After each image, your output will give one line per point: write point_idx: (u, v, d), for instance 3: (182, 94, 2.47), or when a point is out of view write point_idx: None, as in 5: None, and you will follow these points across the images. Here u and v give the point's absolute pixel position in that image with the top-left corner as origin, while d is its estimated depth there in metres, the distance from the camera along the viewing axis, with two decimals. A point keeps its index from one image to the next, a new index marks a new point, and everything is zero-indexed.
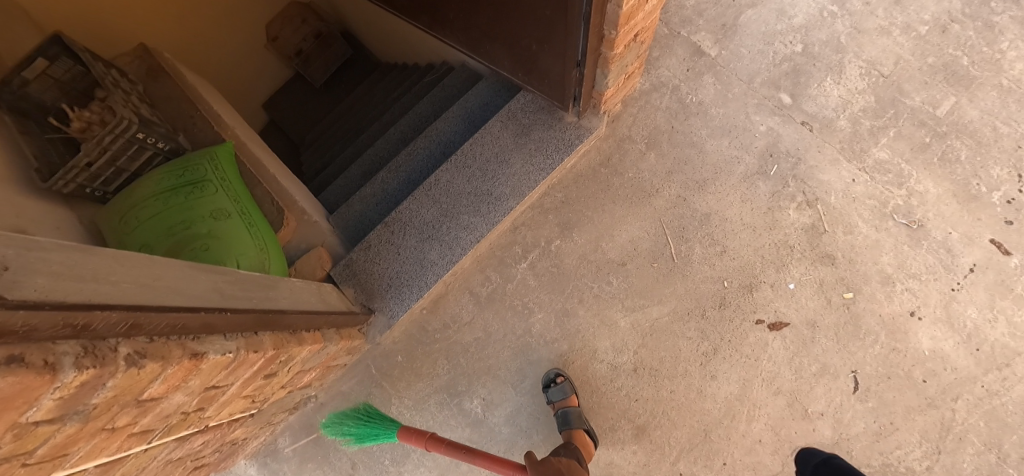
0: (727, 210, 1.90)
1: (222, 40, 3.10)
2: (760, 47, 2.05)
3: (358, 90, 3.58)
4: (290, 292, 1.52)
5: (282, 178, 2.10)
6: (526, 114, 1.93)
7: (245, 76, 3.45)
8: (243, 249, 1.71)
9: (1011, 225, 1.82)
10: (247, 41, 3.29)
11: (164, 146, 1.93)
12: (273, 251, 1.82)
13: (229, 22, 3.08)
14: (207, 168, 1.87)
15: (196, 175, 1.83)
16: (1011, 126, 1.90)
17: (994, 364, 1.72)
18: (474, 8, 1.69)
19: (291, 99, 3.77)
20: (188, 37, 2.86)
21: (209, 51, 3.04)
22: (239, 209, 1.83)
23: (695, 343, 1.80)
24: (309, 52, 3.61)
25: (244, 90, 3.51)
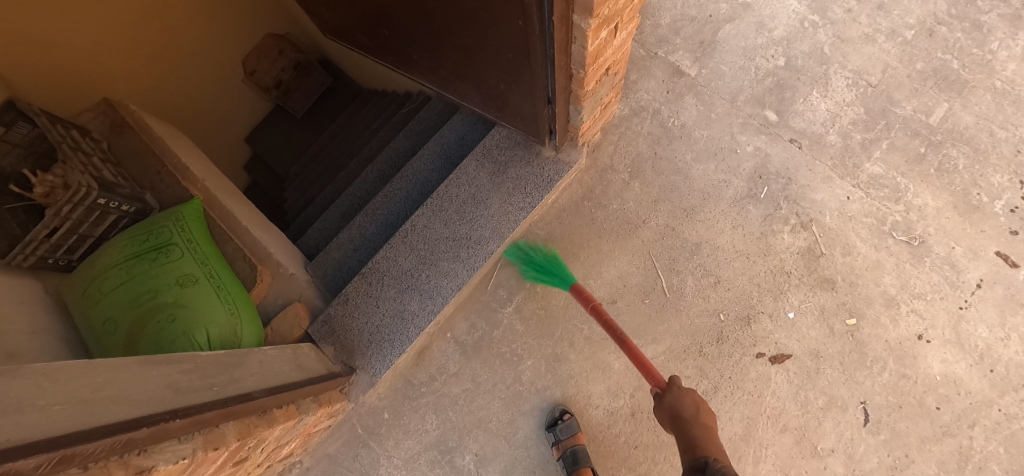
0: (719, 238, 1.81)
1: (204, 82, 2.98)
2: (741, 63, 1.97)
3: (343, 117, 3.40)
4: (259, 366, 1.43)
5: (255, 230, 2.00)
6: (501, 151, 1.85)
7: (227, 116, 3.26)
8: (211, 315, 1.60)
9: (1017, 235, 1.73)
10: (228, 80, 3.16)
11: (129, 208, 1.82)
12: (245, 313, 1.72)
13: (209, 63, 2.96)
14: (173, 230, 1.76)
15: (160, 238, 1.72)
16: (1008, 130, 1.82)
17: (1009, 385, 1.63)
18: (437, 52, 1.60)
19: (274, 133, 3.53)
20: (170, 84, 2.75)
21: (193, 96, 2.92)
22: (208, 271, 1.72)
23: (694, 382, 1.71)
24: (290, 83, 3.47)
25: (226, 131, 3.29)
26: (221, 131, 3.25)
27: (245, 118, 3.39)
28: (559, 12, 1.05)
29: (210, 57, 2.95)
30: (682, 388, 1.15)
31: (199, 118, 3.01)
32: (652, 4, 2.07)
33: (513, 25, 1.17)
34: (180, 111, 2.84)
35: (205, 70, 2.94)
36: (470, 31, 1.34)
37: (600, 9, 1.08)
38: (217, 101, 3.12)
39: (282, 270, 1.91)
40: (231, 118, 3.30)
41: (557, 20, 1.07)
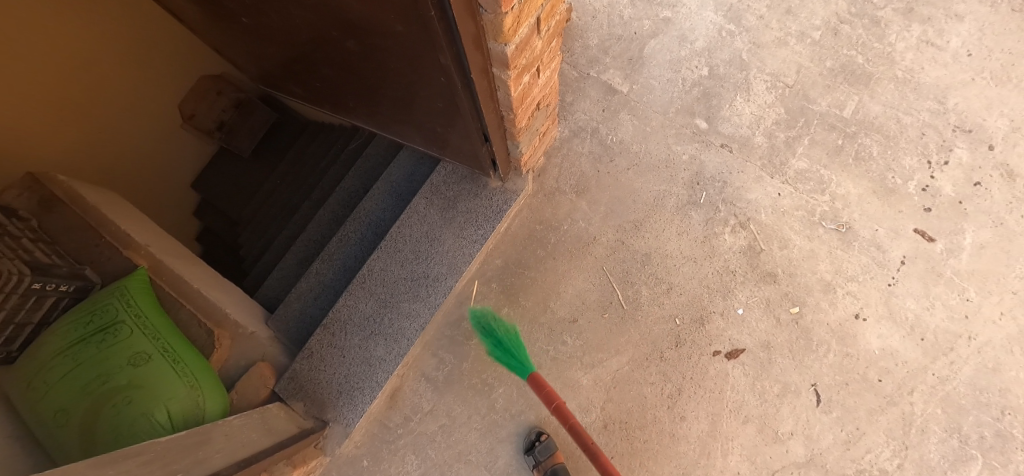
0: (666, 246, 1.90)
1: (144, 137, 2.82)
2: (669, 76, 2.06)
3: (294, 152, 3.20)
4: (225, 440, 1.39)
5: (209, 292, 1.96)
6: (449, 187, 1.88)
7: (170, 166, 3.06)
8: (170, 391, 1.56)
9: (930, 212, 1.88)
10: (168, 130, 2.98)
11: (68, 288, 1.76)
12: (205, 383, 1.68)
13: (146, 116, 2.81)
14: (119, 308, 1.71)
15: (106, 318, 1.68)
16: (912, 116, 1.97)
17: (940, 350, 1.77)
18: (372, 102, 1.61)
19: (222, 177, 3.28)
20: (108, 145, 2.59)
21: (134, 154, 2.76)
22: (161, 345, 1.68)
23: (659, 387, 1.79)
24: (233, 122, 3.23)
25: (173, 183, 3.11)
26: (165, 184, 3.04)
27: (188, 164, 3.18)
28: (475, 68, 1.10)
29: (146, 110, 2.80)
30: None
31: (144, 174, 2.84)
32: (579, 27, 2.15)
33: (435, 81, 1.20)
34: (122, 171, 2.68)
35: (143, 123, 2.79)
36: (398, 86, 1.36)
37: (516, 61, 1.13)
38: (158, 154, 2.95)
39: (243, 330, 1.89)
40: (175, 167, 3.10)
41: (475, 76, 1.12)
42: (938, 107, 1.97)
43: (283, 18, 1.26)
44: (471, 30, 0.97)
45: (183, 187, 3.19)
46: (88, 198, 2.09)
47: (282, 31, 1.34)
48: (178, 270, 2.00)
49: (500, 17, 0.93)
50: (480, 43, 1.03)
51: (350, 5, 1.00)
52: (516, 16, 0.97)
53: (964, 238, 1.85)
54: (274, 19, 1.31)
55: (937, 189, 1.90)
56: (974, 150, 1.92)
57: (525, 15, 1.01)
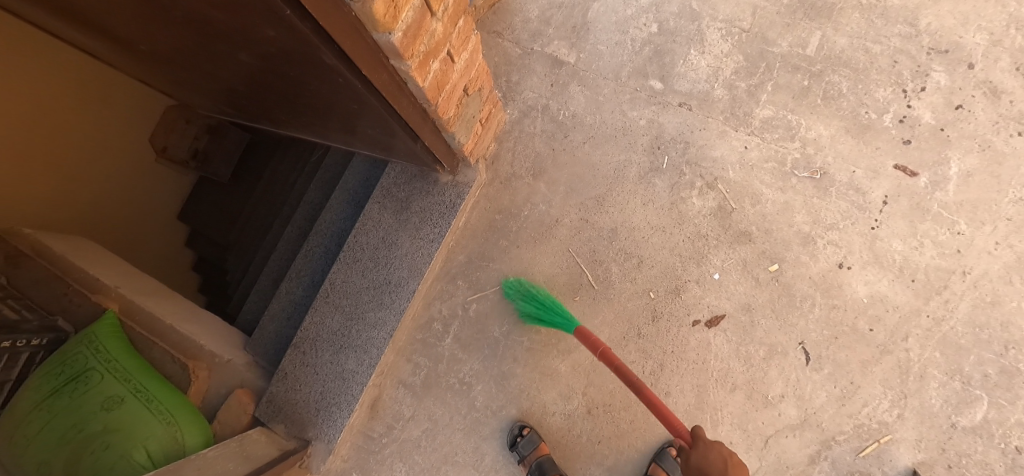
0: (633, 219, 1.81)
1: (112, 174, 2.44)
2: (616, 39, 1.95)
3: (272, 166, 2.83)
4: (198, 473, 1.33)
5: (181, 324, 1.95)
6: (400, 188, 1.80)
7: (148, 205, 2.68)
8: (146, 431, 1.55)
9: (910, 144, 1.75)
10: (139, 164, 2.58)
11: (40, 341, 1.70)
12: (183, 417, 1.67)
13: (110, 152, 2.41)
14: (87, 354, 1.67)
15: (76, 367, 1.63)
16: (882, 44, 1.83)
17: (933, 290, 1.66)
18: (301, 110, 1.51)
19: (205, 205, 2.91)
20: (70, 189, 2.24)
21: (105, 195, 2.41)
22: (135, 385, 1.66)
23: (640, 365, 1.72)
24: (208, 148, 2.78)
25: (158, 223, 2.78)
26: (146, 223, 2.68)
27: (169, 199, 2.82)
28: (365, 63, 1.02)
29: (108, 144, 2.39)
30: (707, 444, 1.27)
31: (115, 217, 2.47)
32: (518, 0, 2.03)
33: (336, 83, 1.13)
34: (98, 219, 2.38)
35: (108, 161, 2.40)
36: (311, 91, 1.27)
37: (411, 50, 1.06)
38: (133, 193, 2.57)
39: (218, 359, 1.88)
40: (155, 205, 2.74)
41: (368, 71, 1.05)
42: (909, 31, 1.82)
43: (176, 39, 1.18)
44: (342, 24, 0.90)
45: (168, 223, 2.84)
46: (54, 248, 1.99)
47: (186, 50, 1.24)
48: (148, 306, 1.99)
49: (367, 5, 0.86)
50: (360, 37, 0.97)
51: (220, 17, 0.93)
52: (388, 1, 0.90)
53: (949, 168, 1.73)
54: (168, 43, 1.23)
55: (915, 119, 1.77)
56: (951, 72, 1.78)
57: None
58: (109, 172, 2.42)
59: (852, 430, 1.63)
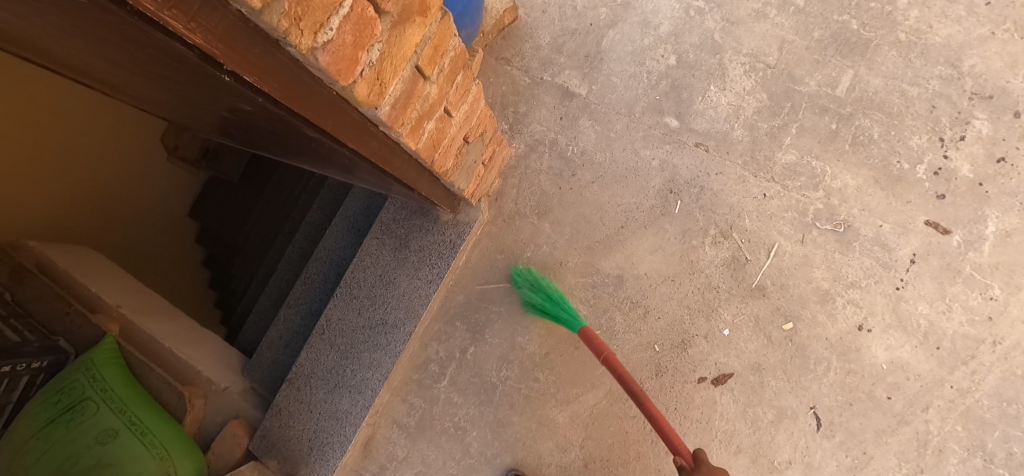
0: (640, 266, 1.73)
1: (123, 175, 2.26)
2: (631, 70, 1.84)
3: (280, 169, 2.69)
4: None
5: (184, 347, 1.84)
6: (399, 224, 1.74)
7: (161, 207, 2.53)
8: (138, 467, 1.46)
9: (944, 199, 1.63)
10: (150, 165, 2.40)
11: (41, 364, 1.59)
12: (177, 449, 1.58)
13: (119, 153, 2.23)
14: (84, 383, 1.55)
15: (72, 396, 1.53)
16: (919, 86, 1.69)
17: (959, 360, 1.56)
18: (300, 152, 1.40)
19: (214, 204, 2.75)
20: (82, 197, 2.08)
21: (115, 199, 2.24)
22: (129, 418, 1.53)
23: (641, 420, 1.66)
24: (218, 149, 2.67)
25: (174, 227, 2.63)
26: (163, 229, 2.55)
27: (182, 199, 2.66)
28: (353, 134, 0.95)
29: (115, 145, 2.20)
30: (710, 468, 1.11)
31: (125, 222, 2.30)
32: (529, 26, 1.94)
33: (324, 145, 1.06)
34: (119, 226, 2.27)
35: (117, 162, 2.22)
36: (303, 143, 1.19)
37: (400, 119, 0.99)
38: (145, 197, 2.40)
39: (216, 387, 1.80)
40: (168, 206, 2.57)
41: (356, 143, 0.98)
42: (951, 73, 1.68)
43: (179, 92, 1.01)
44: (323, 103, 0.83)
45: (179, 224, 2.67)
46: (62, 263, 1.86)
47: (188, 99, 1.09)
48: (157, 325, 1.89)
49: (347, 87, 0.79)
50: (344, 112, 0.89)
51: (195, 85, 0.86)
52: (370, 80, 0.82)
53: (986, 226, 1.60)
54: (165, 91, 1.07)
55: (952, 171, 1.64)
56: (995, 120, 1.64)
57: (389, 73, 0.86)
58: (119, 174, 2.24)
59: None
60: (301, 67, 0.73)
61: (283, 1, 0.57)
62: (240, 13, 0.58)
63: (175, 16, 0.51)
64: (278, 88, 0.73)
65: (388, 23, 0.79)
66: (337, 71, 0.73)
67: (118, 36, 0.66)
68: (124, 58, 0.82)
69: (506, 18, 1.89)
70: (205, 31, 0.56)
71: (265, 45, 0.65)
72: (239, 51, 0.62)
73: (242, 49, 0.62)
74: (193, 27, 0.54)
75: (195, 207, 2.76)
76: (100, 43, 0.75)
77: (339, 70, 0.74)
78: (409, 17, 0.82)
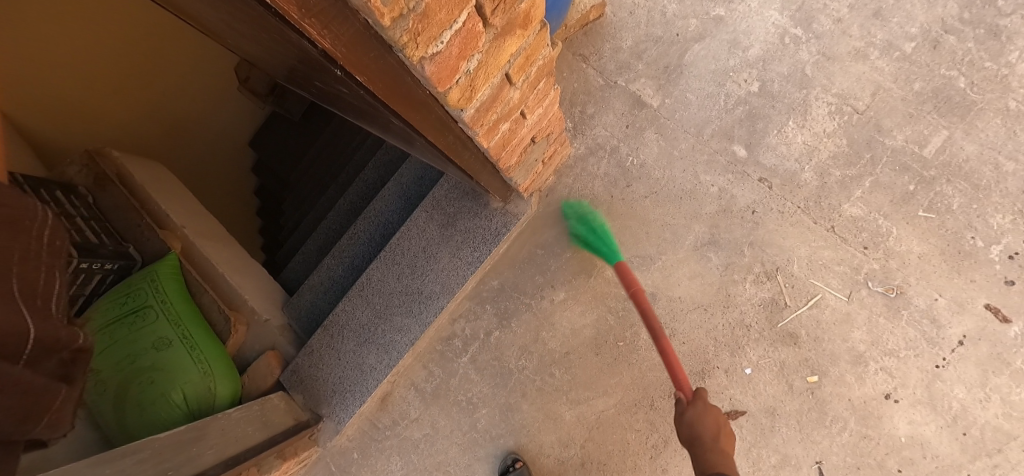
0: (676, 288, 1.73)
1: (197, 98, 2.36)
2: (709, 90, 1.79)
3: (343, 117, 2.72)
4: (220, 435, 1.46)
5: (234, 274, 1.94)
6: (450, 202, 1.79)
7: (225, 134, 2.64)
8: (184, 376, 1.56)
9: (1012, 285, 1.55)
10: (221, 91, 2.50)
11: (113, 266, 1.68)
12: (219, 369, 1.66)
13: (197, 77, 2.32)
14: (148, 292, 1.67)
15: (136, 301, 1.65)
16: (1016, 162, 1.59)
17: (983, 450, 1.52)
18: (370, 124, 1.44)
19: (277, 140, 2.84)
20: (161, 116, 2.22)
21: (187, 119, 2.35)
22: (182, 333, 1.64)
23: (644, 435, 1.71)
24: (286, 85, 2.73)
25: (234, 155, 2.76)
26: (226, 154, 2.69)
27: (243, 130, 2.77)
28: (435, 130, 0.96)
29: (194, 68, 2.28)
30: (706, 405, 1.18)
31: (191, 140, 2.42)
32: (613, 25, 1.90)
33: (403, 129, 1.08)
34: (190, 147, 2.41)
35: (194, 85, 2.32)
36: (380, 120, 1.22)
37: (482, 121, 0.97)
38: (214, 121, 2.53)
39: (257, 317, 1.92)
40: (233, 133, 2.70)
41: (435, 137, 0.98)
42: None
43: (273, 52, 1.02)
44: (416, 102, 0.84)
45: (238, 152, 2.79)
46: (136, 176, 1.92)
47: (282, 63, 1.12)
48: (215, 249, 2.00)
49: (441, 92, 0.79)
50: (432, 111, 0.90)
51: (297, 59, 0.89)
52: (464, 87, 0.81)
53: None
54: (258, 48, 1.08)
55: None
56: None
57: (482, 80, 0.85)
58: (196, 99, 2.36)
59: None
60: (405, 70, 0.74)
61: (407, 19, 0.59)
62: (366, 23, 0.60)
63: (312, 25, 0.53)
64: (380, 87, 0.74)
65: (492, 34, 0.78)
66: (438, 80, 0.74)
67: (246, 17, 0.70)
68: (239, 25, 0.86)
69: (592, 14, 1.86)
70: (332, 37, 0.58)
71: (380, 48, 0.66)
72: (358, 56, 0.64)
73: (360, 53, 0.64)
74: (324, 33, 0.56)
75: (256, 139, 2.86)
76: (222, 11, 0.78)
77: (439, 78, 0.74)
78: (511, 30, 0.81)
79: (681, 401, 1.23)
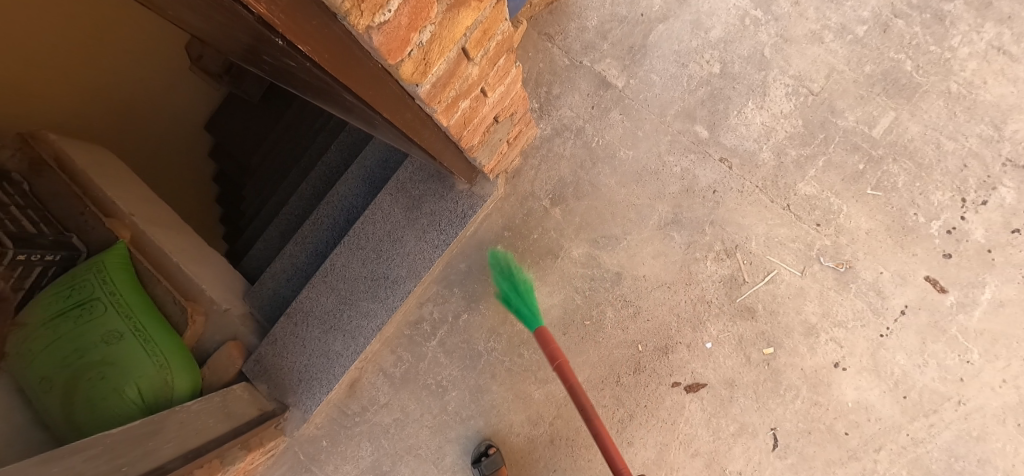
0: (640, 268, 1.76)
1: (143, 77, 2.23)
2: (673, 71, 1.81)
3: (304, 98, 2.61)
4: (178, 428, 1.40)
5: (191, 263, 1.85)
6: (415, 185, 1.76)
7: (180, 117, 2.51)
8: (138, 370, 1.47)
9: (950, 259, 1.65)
10: (168, 69, 2.35)
11: (54, 257, 1.56)
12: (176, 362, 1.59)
13: (141, 55, 2.19)
14: (94, 283, 1.56)
15: (82, 294, 1.53)
16: (956, 142, 1.67)
17: (921, 411, 1.63)
18: (329, 105, 1.39)
19: (234, 123, 2.70)
20: (106, 98, 2.07)
21: (135, 100, 2.21)
22: (134, 324, 1.55)
23: (610, 411, 1.75)
24: None
25: (190, 138, 2.61)
26: (179, 138, 2.54)
27: (196, 112, 2.61)
28: (391, 106, 0.93)
29: (136, 46, 2.15)
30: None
31: (144, 124, 2.28)
32: (578, 4, 1.88)
33: (359, 107, 1.05)
34: (140, 130, 2.26)
35: (139, 65, 2.19)
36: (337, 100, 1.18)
37: (439, 98, 0.95)
38: (164, 102, 2.39)
39: (216, 307, 1.84)
40: (186, 116, 2.55)
41: (391, 114, 0.95)
42: (991, 134, 1.66)
43: (223, 28, 0.96)
44: (368, 76, 0.80)
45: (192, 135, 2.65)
46: (76, 161, 1.79)
47: (226, 36, 1.05)
48: (169, 237, 1.90)
49: (393, 65, 0.76)
50: (386, 86, 0.87)
51: (237, 29, 0.83)
52: (416, 60, 0.79)
53: (982, 292, 1.63)
54: (206, 24, 1.02)
55: (965, 233, 1.65)
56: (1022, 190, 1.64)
57: (436, 53, 0.82)
58: (140, 76, 2.21)
59: None
60: (353, 40, 0.71)
61: None
62: None
63: None
64: (327, 59, 0.70)
65: (444, 5, 0.75)
66: (387, 51, 0.71)
67: None
68: None
69: None
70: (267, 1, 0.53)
71: (323, 16, 0.62)
72: (298, 22, 0.60)
73: (300, 19, 0.60)
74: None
75: (211, 121, 2.72)
76: None
77: (388, 51, 0.71)
78: (464, 1, 0.78)
79: None
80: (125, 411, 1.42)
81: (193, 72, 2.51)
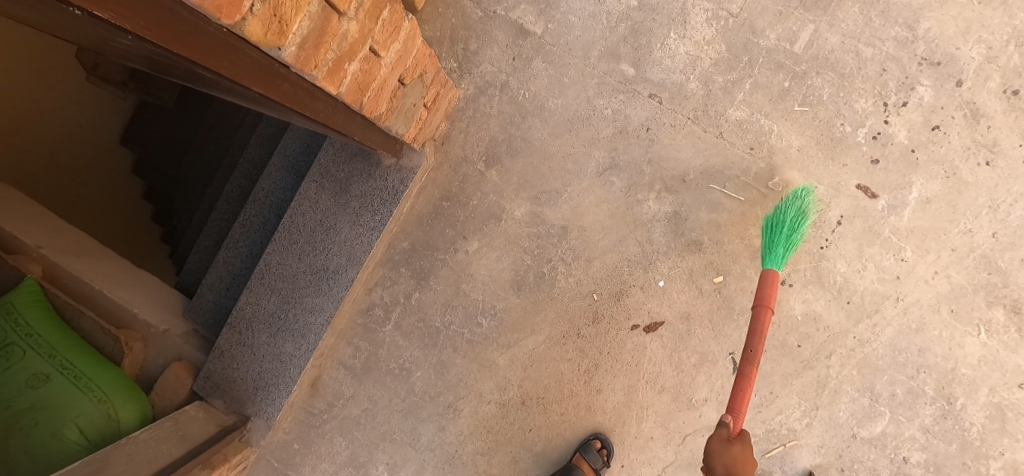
0: (585, 218, 1.74)
1: (34, 103, 1.86)
2: (591, 9, 1.73)
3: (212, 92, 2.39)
4: (128, 460, 1.27)
5: (119, 290, 1.63)
6: (339, 167, 1.66)
7: (88, 132, 2.13)
8: (74, 412, 1.28)
9: (877, 164, 1.69)
10: (62, 85, 1.96)
11: None
12: (121, 398, 1.39)
13: (22, 65, 1.78)
14: (4, 326, 1.29)
15: None
16: (874, 47, 1.68)
17: (864, 313, 1.70)
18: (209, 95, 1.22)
19: None
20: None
21: (23, 122, 1.83)
22: (62, 361, 1.32)
23: (576, 363, 1.76)
24: None
25: (107, 156, 2.26)
26: (97, 160, 2.19)
27: (106, 126, 2.22)
28: (258, 77, 0.82)
29: (13, 54, 1.74)
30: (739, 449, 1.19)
31: (31, 145, 1.89)
32: None
33: (227, 86, 0.92)
34: (45, 162, 1.94)
35: (19, 76, 1.78)
36: (206, 84, 1.02)
37: (313, 60, 0.85)
38: (70, 125, 2.03)
39: (154, 330, 1.65)
40: (100, 134, 2.20)
41: (261, 86, 0.84)
42: (906, 35, 1.67)
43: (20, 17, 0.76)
44: (214, 44, 0.68)
45: None
46: None
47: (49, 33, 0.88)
48: (92, 268, 1.65)
49: (234, 25, 0.63)
50: (242, 53, 0.75)
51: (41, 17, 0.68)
52: (265, 17, 0.67)
53: (910, 192, 1.68)
54: None
55: (889, 137, 1.68)
56: (938, 88, 1.67)
57: (290, 7, 0.71)
58: (28, 103, 1.84)
59: (763, 434, 1.73)
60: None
61: None
62: None
63: None
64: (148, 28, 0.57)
65: None
66: (218, 9, 0.57)
67: None
68: None
69: None
70: None
71: None
72: None
73: None
74: None
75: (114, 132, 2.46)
76: None
77: (218, 7, 0.57)
78: None
79: (725, 433, 1.21)
80: (72, 456, 1.25)
81: (96, 82, 2.09)
